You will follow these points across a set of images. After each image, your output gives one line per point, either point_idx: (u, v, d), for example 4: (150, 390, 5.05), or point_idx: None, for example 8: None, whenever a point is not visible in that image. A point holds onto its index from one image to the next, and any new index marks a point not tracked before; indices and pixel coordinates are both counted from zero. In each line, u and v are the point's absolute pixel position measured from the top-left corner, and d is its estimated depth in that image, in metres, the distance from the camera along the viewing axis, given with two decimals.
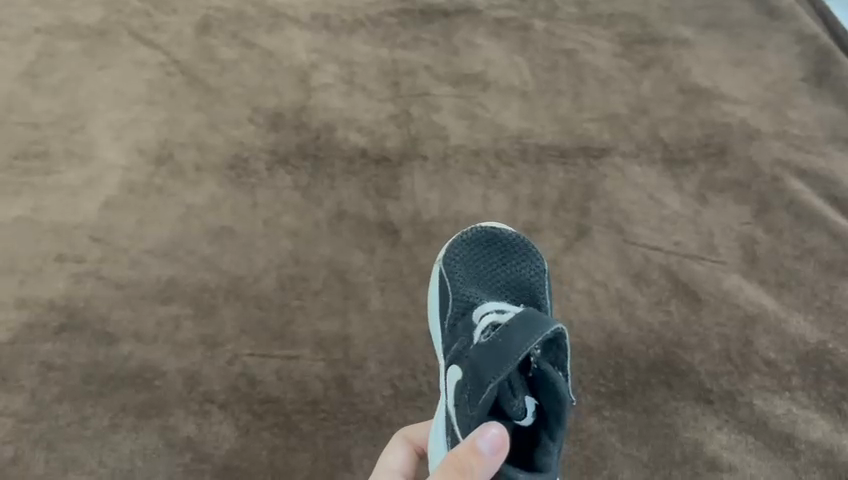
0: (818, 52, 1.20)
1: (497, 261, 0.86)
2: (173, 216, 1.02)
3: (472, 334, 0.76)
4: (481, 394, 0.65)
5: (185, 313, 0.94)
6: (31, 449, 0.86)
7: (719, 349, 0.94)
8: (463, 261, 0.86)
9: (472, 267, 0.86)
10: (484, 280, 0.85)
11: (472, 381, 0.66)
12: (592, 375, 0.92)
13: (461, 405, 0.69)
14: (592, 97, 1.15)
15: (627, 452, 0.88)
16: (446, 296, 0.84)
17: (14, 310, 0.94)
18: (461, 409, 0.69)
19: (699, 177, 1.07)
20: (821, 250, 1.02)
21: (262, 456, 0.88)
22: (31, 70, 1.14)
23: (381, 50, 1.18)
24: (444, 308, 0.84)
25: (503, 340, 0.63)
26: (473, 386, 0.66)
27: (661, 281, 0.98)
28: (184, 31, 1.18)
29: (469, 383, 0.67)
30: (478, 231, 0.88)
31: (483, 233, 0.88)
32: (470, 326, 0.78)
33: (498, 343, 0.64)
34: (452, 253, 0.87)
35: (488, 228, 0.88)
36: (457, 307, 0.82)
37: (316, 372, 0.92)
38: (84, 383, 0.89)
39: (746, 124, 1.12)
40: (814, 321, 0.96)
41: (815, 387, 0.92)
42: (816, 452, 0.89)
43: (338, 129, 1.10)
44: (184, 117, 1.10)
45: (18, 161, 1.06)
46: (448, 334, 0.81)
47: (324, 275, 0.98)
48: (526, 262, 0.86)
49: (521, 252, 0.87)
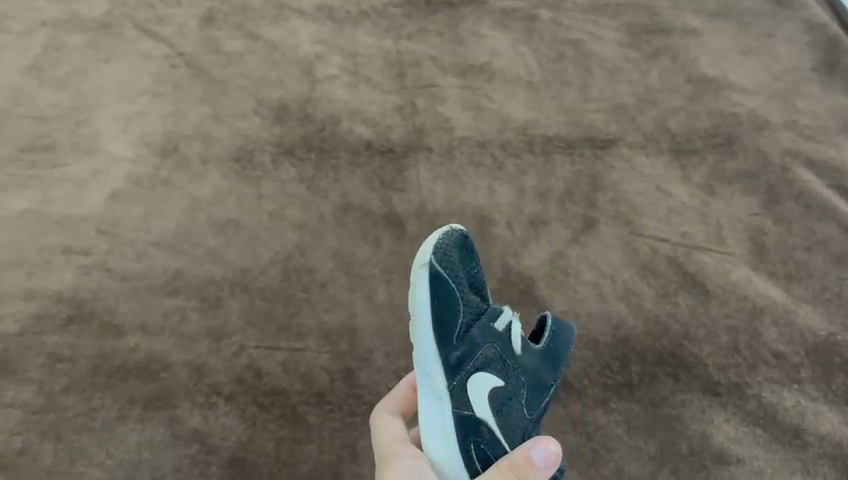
0: (828, 41, 1.19)
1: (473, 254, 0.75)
2: (179, 208, 1.02)
3: (499, 341, 0.71)
4: (540, 397, 0.72)
5: (191, 305, 0.94)
6: (39, 441, 0.86)
7: (727, 340, 0.93)
8: (457, 258, 0.71)
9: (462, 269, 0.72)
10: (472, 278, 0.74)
11: (529, 388, 0.72)
12: (598, 367, 0.91)
13: (506, 415, 0.70)
14: (599, 87, 1.14)
15: (635, 445, 0.87)
16: (445, 304, 0.69)
17: (21, 302, 0.94)
18: (505, 419, 0.70)
19: (707, 168, 1.06)
20: (831, 241, 1.00)
21: (268, 448, 0.87)
22: (37, 63, 1.15)
23: (386, 41, 1.18)
24: (444, 315, 0.69)
25: (557, 346, 0.73)
26: (531, 393, 0.72)
27: (669, 272, 0.97)
28: (189, 23, 1.19)
29: (522, 392, 0.71)
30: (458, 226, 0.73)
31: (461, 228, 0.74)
32: (490, 332, 0.71)
33: (554, 348, 0.73)
34: (445, 252, 0.69)
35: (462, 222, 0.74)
36: (467, 314, 0.70)
37: (322, 364, 0.91)
38: (91, 375, 0.89)
39: (754, 114, 1.11)
40: (824, 313, 0.95)
41: (824, 379, 0.91)
42: (825, 445, 0.87)
43: (344, 121, 1.10)
44: (189, 109, 1.10)
45: (24, 153, 1.06)
46: (458, 345, 0.70)
47: (330, 267, 0.98)
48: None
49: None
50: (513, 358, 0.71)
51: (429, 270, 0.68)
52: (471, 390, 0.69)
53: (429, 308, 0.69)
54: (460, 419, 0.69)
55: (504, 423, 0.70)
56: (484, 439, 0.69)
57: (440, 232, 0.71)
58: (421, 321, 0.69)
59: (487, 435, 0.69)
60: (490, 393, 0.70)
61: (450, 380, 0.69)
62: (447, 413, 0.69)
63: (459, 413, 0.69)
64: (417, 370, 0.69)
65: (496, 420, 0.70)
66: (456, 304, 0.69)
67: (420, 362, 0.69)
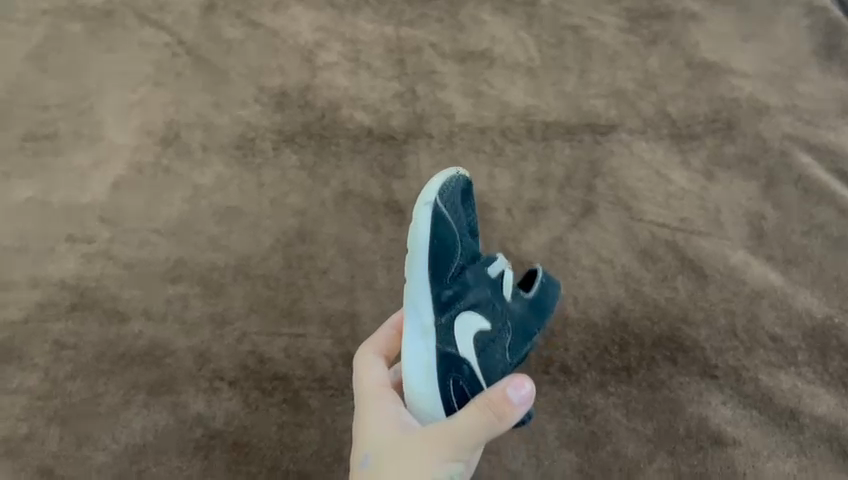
0: (829, 25, 1.19)
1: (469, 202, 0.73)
2: (182, 195, 1.03)
3: (492, 286, 0.72)
4: (522, 344, 0.74)
5: (194, 292, 0.95)
6: (44, 425, 0.86)
7: (725, 324, 0.93)
8: (457, 203, 0.69)
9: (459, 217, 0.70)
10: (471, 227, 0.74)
11: (514, 334, 0.73)
12: (597, 351, 0.91)
13: (489, 357, 0.71)
14: (599, 72, 1.14)
15: (633, 428, 0.87)
16: (444, 243, 0.68)
17: (26, 290, 0.95)
18: (486, 360, 0.71)
19: (707, 153, 1.07)
20: (829, 225, 1.00)
21: (271, 432, 0.87)
22: (39, 52, 1.15)
23: (387, 28, 1.19)
24: (442, 256, 0.68)
25: (544, 300, 0.76)
26: (514, 339, 0.73)
27: (667, 257, 0.98)
28: (191, 12, 1.20)
29: (507, 336, 0.73)
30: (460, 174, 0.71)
31: (461, 177, 0.72)
32: (484, 277, 0.72)
33: (540, 302, 0.76)
34: (448, 195, 0.68)
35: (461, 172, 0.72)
36: (463, 256, 0.70)
37: (324, 349, 0.92)
38: (95, 361, 0.90)
39: (754, 98, 1.11)
40: (821, 296, 0.95)
41: (821, 361, 0.91)
42: (821, 427, 0.87)
43: (344, 108, 1.10)
44: (190, 97, 1.11)
45: (27, 142, 1.07)
46: (451, 284, 0.69)
47: (331, 254, 0.99)
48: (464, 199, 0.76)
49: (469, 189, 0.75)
50: (503, 303, 0.73)
51: (432, 210, 0.66)
52: (457, 329, 0.69)
53: (429, 247, 0.67)
54: (443, 355, 0.69)
55: (485, 364, 0.71)
56: (463, 377, 0.70)
57: (446, 174, 0.69)
58: (418, 258, 0.67)
59: (468, 373, 0.70)
60: (475, 334, 0.70)
61: (439, 317, 0.69)
62: (430, 350, 0.68)
63: (443, 349, 0.69)
64: (407, 304, 0.69)
65: (478, 360, 0.70)
66: (454, 245, 0.68)
67: (412, 297, 0.68)
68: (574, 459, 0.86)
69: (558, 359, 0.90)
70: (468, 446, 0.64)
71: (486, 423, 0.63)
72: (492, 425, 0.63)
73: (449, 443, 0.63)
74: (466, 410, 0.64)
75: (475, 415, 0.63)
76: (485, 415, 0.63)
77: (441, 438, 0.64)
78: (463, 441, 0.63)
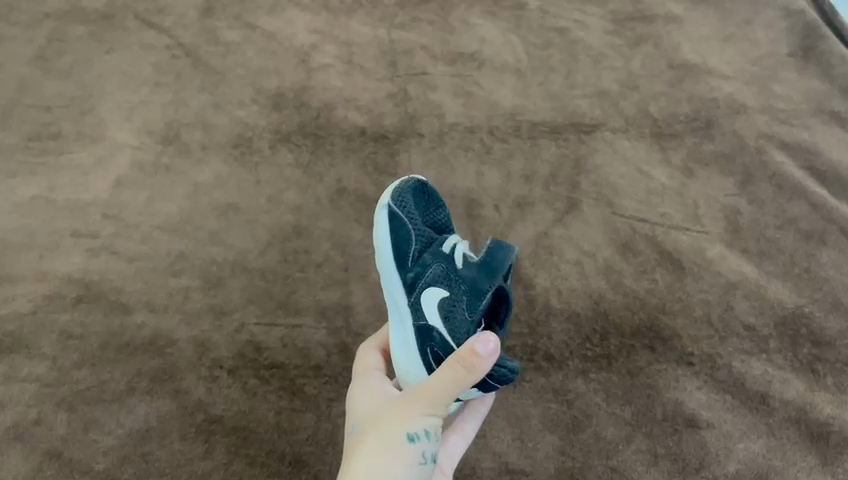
0: (806, 26, 1.24)
1: (433, 204, 0.84)
2: (182, 192, 1.07)
3: (447, 262, 0.79)
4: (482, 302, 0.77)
5: (194, 285, 0.99)
6: (53, 411, 0.90)
7: (701, 314, 0.98)
8: (411, 202, 0.80)
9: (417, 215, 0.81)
10: (432, 222, 0.83)
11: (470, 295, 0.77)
12: (579, 340, 0.96)
13: (451, 320, 0.76)
14: (584, 74, 1.20)
15: (612, 412, 0.91)
16: (400, 235, 0.78)
17: (33, 283, 0.99)
18: (450, 324, 0.75)
19: (686, 150, 1.11)
20: (802, 219, 1.05)
21: (268, 417, 0.91)
22: (44, 54, 1.21)
23: (380, 30, 1.25)
24: (398, 245, 0.78)
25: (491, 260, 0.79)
26: (470, 300, 0.77)
27: (647, 250, 1.03)
28: (189, 14, 1.26)
29: (464, 299, 0.77)
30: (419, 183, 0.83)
31: (419, 185, 0.83)
32: (439, 255, 0.79)
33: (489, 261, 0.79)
34: (401, 196, 0.80)
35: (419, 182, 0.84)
36: (419, 242, 0.79)
37: (319, 339, 0.96)
38: (100, 351, 0.94)
39: (732, 99, 1.16)
40: (793, 287, 1.00)
41: (792, 348, 0.95)
42: (790, 410, 0.91)
43: (338, 109, 1.15)
44: (189, 98, 1.16)
45: (32, 142, 1.11)
46: (413, 267, 0.78)
47: (326, 249, 1.03)
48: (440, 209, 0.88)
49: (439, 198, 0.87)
50: (456, 272, 0.79)
51: (387, 210, 0.78)
52: (423, 303, 0.77)
53: (387, 240, 0.78)
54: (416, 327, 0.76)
55: (452, 328, 0.75)
56: (437, 343, 0.75)
57: (399, 183, 0.82)
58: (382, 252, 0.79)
59: (439, 338, 0.75)
60: (437, 303, 0.77)
61: (409, 297, 0.78)
62: (406, 326, 0.77)
63: (415, 323, 0.76)
64: (387, 293, 0.80)
65: (444, 325, 0.75)
66: (410, 234, 0.79)
67: (386, 286, 0.79)
68: (557, 442, 0.90)
69: (542, 347, 0.95)
70: (442, 402, 0.68)
71: (458, 377, 0.68)
72: (463, 378, 0.68)
73: (424, 401, 0.68)
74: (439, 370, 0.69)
75: (445, 372, 0.68)
76: (456, 369, 0.68)
77: (415, 397, 0.69)
78: (435, 396, 0.68)
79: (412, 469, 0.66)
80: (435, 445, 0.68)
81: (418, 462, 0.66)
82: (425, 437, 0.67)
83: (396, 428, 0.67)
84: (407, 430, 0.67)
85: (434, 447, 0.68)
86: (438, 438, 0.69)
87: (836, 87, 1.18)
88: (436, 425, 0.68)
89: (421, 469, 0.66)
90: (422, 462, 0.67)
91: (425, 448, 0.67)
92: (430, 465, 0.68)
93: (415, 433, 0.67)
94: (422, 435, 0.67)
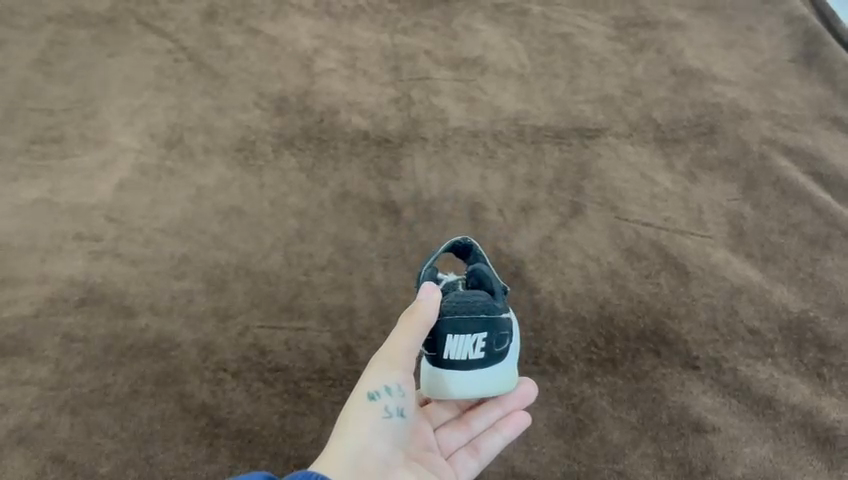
0: (808, 33, 1.24)
1: None
2: (186, 196, 1.07)
3: None
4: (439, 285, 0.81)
5: (198, 288, 0.99)
6: (56, 414, 0.89)
7: (706, 318, 0.97)
8: None
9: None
10: None
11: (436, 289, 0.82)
12: (584, 344, 0.95)
13: None
14: (587, 79, 1.20)
15: (618, 416, 0.91)
16: None
17: (35, 285, 0.98)
18: None
19: (690, 155, 1.12)
20: (806, 224, 1.05)
21: (273, 421, 0.90)
22: (46, 58, 1.21)
23: (382, 36, 1.25)
24: None
25: None
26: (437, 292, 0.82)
27: (651, 255, 1.03)
28: (192, 19, 1.26)
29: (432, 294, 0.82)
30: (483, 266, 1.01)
31: None
32: None
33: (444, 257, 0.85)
34: None
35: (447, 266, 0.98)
36: None
37: (324, 343, 0.95)
38: (103, 354, 0.93)
39: (735, 104, 1.16)
40: (797, 292, 1.00)
41: (797, 353, 0.95)
42: (796, 414, 0.91)
43: (342, 113, 1.15)
44: (192, 102, 1.16)
45: (35, 145, 1.11)
46: None
47: (330, 252, 1.02)
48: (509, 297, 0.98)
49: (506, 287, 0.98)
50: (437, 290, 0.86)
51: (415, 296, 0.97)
52: None
53: None
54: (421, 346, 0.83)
55: None
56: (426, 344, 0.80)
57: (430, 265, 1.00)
58: None
59: None
60: None
61: None
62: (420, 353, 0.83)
63: None
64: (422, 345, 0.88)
65: None
66: None
67: None
68: (562, 445, 0.89)
69: (547, 351, 0.95)
70: (399, 359, 0.73)
71: (408, 332, 0.73)
72: (412, 334, 0.73)
73: (382, 361, 0.74)
74: (395, 331, 0.75)
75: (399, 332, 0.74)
76: (406, 326, 0.73)
77: (376, 359, 0.74)
78: (392, 356, 0.73)
79: (375, 424, 0.71)
80: (401, 399, 0.73)
81: (381, 416, 0.72)
82: (386, 393, 0.72)
83: (357, 389, 0.73)
84: (365, 389, 0.72)
85: (398, 400, 0.73)
86: (403, 392, 0.73)
87: (838, 93, 1.18)
88: (397, 381, 0.73)
89: (388, 423, 0.72)
90: (386, 416, 0.72)
91: (387, 403, 0.72)
92: (398, 417, 0.73)
93: (374, 391, 0.72)
94: (383, 392, 0.72)
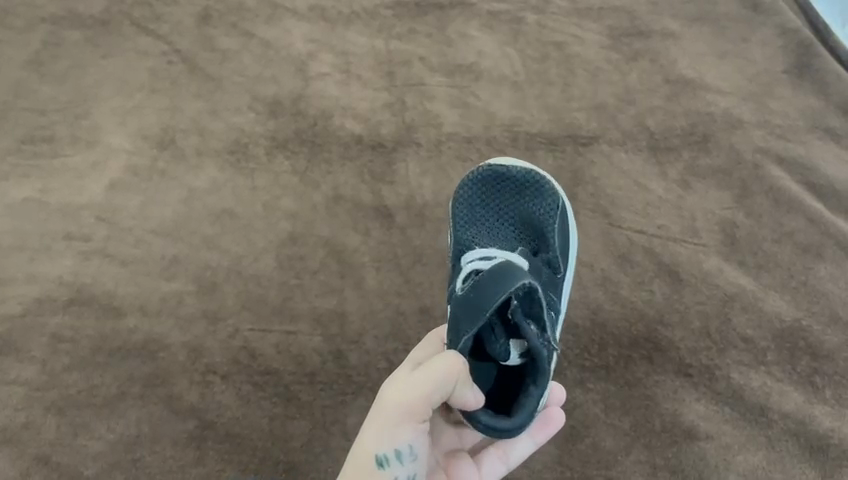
0: (801, 45, 1.23)
1: (527, 197, 0.94)
2: (177, 197, 1.06)
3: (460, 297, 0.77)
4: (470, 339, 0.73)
5: (188, 290, 0.98)
6: (42, 415, 0.90)
7: (699, 325, 0.98)
8: (477, 199, 0.95)
9: (492, 204, 0.94)
10: (517, 214, 0.94)
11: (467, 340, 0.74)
12: (577, 350, 0.96)
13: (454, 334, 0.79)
14: (581, 87, 1.19)
15: (611, 422, 0.92)
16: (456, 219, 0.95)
17: (24, 285, 0.98)
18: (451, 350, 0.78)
19: (683, 164, 1.11)
20: (800, 232, 1.05)
21: (262, 423, 0.91)
22: (39, 58, 1.20)
23: (377, 41, 1.23)
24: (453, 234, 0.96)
25: (475, 294, 0.71)
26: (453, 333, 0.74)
27: (645, 262, 1.02)
28: (185, 21, 1.24)
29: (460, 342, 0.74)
30: (532, 172, 0.94)
31: (490, 174, 0.95)
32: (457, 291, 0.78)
33: (472, 298, 0.71)
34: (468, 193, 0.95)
35: (495, 168, 0.95)
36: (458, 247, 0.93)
37: (315, 346, 0.95)
38: (92, 355, 0.94)
39: (728, 114, 1.16)
40: (791, 300, 0.99)
41: (790, 361, 0.95)
42: (788, 422, 0.91)
43: (335, 117, 1.15)
44: (184, 104, 1.15)
45: (25, 145, 1.10)
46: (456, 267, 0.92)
47: (322, 254, 1.02)
48: (561, 217, 0.94)
49: (562, 209, 0.94)
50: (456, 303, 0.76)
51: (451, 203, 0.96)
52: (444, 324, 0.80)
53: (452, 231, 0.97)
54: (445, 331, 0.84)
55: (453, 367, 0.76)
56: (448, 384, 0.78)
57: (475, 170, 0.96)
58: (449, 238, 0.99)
59: None
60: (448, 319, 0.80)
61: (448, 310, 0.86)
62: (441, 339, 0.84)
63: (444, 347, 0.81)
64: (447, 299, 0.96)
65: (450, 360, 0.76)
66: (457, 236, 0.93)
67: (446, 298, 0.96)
68: (555, 452, 0.91)
69: None
70: (411, 421, 0.69)
71: (426, 394, 0.68)
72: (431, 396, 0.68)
73: (391, 417, 0.68)
74: (407, 383, 0.68)
75: (417, 388, 0.68)
76: (426, 390, 0.67)
77: (384, 414, 0.69)
78: (405, 418, 0.68)
79: None
80: (412, 463, 0.71)
81: None
82: (397, 461, 0.69)
83: (366, 450, 0.69)
84: (376, 454, 0.69)
85: (409, 466, 0.70)
86: (414, 456, 0.70)
87: (832, 104, 1.17)
88: (409, 445, 0.70)
89: None
90: None
91: (396, 471, 0.70)
92: None
93: (385, 458, 0.69)
94: (393, 460, 0.69)
